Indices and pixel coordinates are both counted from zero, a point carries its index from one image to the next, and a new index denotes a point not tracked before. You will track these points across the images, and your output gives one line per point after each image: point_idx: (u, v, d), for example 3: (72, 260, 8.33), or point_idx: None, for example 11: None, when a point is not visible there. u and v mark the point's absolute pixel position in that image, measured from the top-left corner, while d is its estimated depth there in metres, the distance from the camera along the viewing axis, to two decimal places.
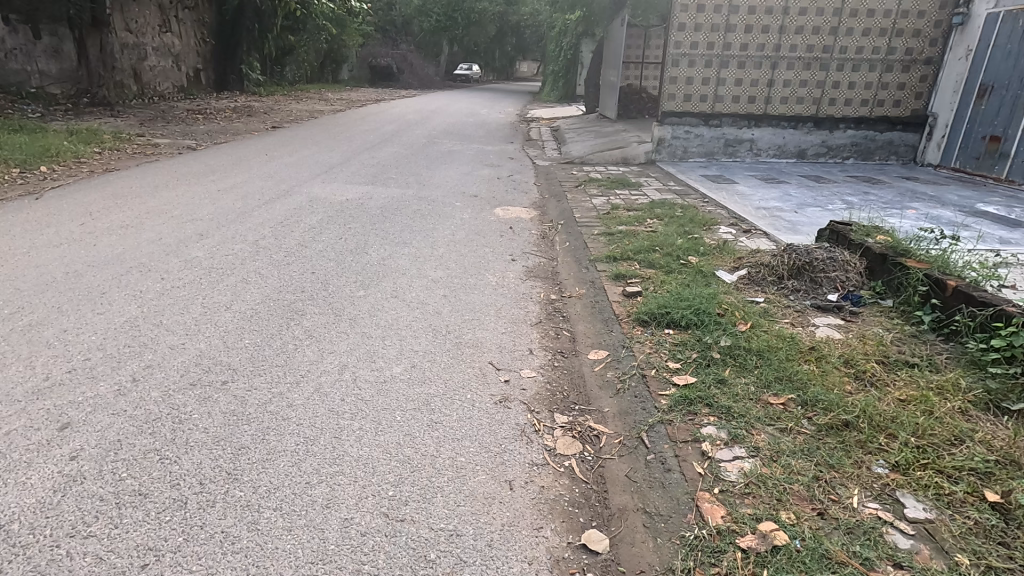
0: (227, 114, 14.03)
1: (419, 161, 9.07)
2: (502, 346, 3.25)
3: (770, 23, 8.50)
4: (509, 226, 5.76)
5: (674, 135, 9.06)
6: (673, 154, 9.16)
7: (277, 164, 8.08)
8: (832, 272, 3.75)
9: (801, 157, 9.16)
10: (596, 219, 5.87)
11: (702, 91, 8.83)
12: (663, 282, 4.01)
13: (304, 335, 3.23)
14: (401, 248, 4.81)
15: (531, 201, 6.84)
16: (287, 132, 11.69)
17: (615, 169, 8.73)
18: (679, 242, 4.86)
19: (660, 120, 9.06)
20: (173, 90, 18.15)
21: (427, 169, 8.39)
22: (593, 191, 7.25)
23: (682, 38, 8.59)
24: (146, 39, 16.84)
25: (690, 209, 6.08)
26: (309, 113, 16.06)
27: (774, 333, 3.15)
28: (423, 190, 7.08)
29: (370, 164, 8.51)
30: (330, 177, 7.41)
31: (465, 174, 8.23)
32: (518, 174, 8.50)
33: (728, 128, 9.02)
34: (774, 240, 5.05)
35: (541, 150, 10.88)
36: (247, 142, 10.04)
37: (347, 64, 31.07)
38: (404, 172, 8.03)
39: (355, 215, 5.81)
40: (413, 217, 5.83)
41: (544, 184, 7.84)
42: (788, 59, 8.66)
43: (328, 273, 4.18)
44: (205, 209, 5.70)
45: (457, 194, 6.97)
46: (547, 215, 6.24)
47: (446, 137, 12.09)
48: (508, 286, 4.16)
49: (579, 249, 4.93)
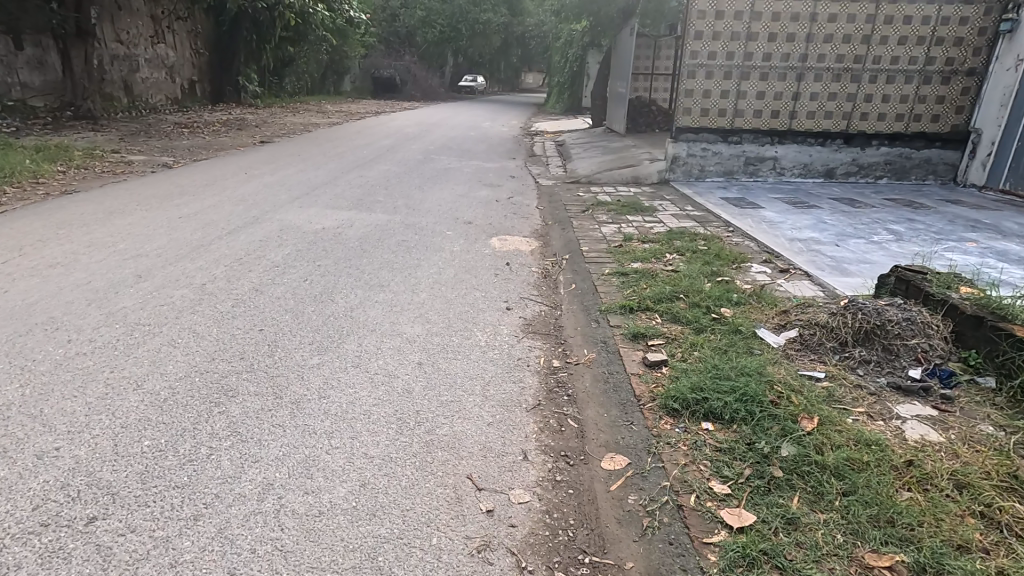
0: (216, 128, 13.40)
1: (411, 181, 8.34)
2: (486, 446, 2.46)
3: (796, 31, 7.75)
4: (505, 261, 5.00)
5: (690, 152, 8.31)
6: (688, 173, 8.41)
7: (253, 186, 7.36)
8: (913, 339, 2.94)
9: (829, 177, 8.38)
10: (606, 253, 5.10)
11: (721, 105, 8.08)
12: (693, 347, 3.20)
13: (225, 431, 2.46)
14: (373, 294, 4.04)
15: (532, 229, 6.09)
16: (274, 147, 11.01)
17: (624, 190, 7.98)
18: (706, 287, 4.06)
19: (674, 136, 8.31)
20: (166, 103, 17.63)
21: (418, 191, 7.65)
22: (602, 216, 6.51)
23: (699, 47, 7.85)
24: (138, 50, 16.32)
25: (714, 241, 5.30)
26: (304, 126, 15.45)
27: (852, 436, 2.35)
28: (411, 215, 6.33)
29: (356, 184, 7.78)
30: (308, 201, 6.68)
31: (459, 196, 7.48)
32: (519, 196, 7.77)
33: (749, 145, 8.26)
34: (818, 283, 4.26)
35: (544, 168, 10.15)
36: (227, 160, 9.35)
37: (348, 75, 30.65)
38: (392, 195, 7.30)
39: (327, 248, 5.05)
40: (394, 251, 5.08)
41: (547, 207, 7.09)
42: (816, 70, 7.89)
43: (278, 332, 3.40)
44: (156, 241, 4.96)
45: (449, 220, 6.22)
46: (550, 247, 5.47)
47: (444, 153, 11.39)
48: (500, 347, 3.38)
49: (587, 294, 4.14)
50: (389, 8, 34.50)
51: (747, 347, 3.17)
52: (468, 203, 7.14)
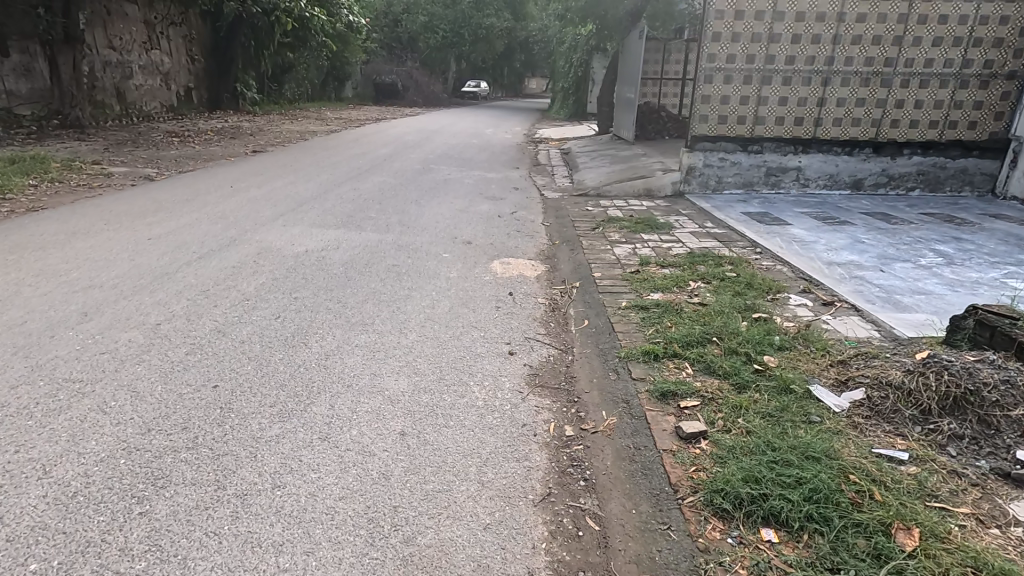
0: (209, 136, 12.95)
1: (407, 194, 7.80)
2: (482, 565, 1.89)
3: (822, 32, 7.19)
4: (507, 290, 4.45)
5: (706, 163, 7.75)
6: (705, 185, 7.85)
7: (236, 201, 6.84)
8: (1016, 410, 2.35)
9: (857, 188, 7.79)
10: (621, 280, 4.53)
11: (740, 111, 7.52)
12: (737, 412, 2.63)
13: (143, 542, 1.90)
14: (354, 336, 3.48)
15: (537, 250, 5.54)
16: (266, 157, 10.52)
17: (636, 204, 7.42)
18: (743, 327, 3.49)
19: (689, 145, 7.75)
20: (161, 110, 17.23)
21: (414, 206, 7.10)
22: (614, 234, 5.95)
23: (716, 50, 7.30)
24: (131, 57, 15.93)
25: (742, 266, 4.73)
26: (300, 134, 14.97)
27: (970, 560, 1.76)
28: (405, 234, 5.78)
29: (347, 199, 7.25)
30: (293, 218, 6.14)
31: (459, 211, 6.93)
32: (524, 210, 7.22)
33: (771, 155, 7.69)
34: (869, 318, 3.69)
35: (549, 178, 9.61)
36: (215, 171, 8.85)
37: (350, 81, 30.34)
38: (387, 210, 6.76)
39: (307, 275, 4.50)
40: (382, 278, 4.52)
41: (554, 224, 6.54)
42: (843, 74, 7.32)
43: (234, 389, 2.84)
44: (118, 267, 4.44)
45: (447, 240, 5.67)
46: (557, 273, 4.90)
47: (444, 162, 10.86)
48: (501, 408, 2.81)
49: (603, 335, 3.58)
50: (391, 13, 34.23)
51: (803, 411, 2.59)
52: (467, 219, 6.59)
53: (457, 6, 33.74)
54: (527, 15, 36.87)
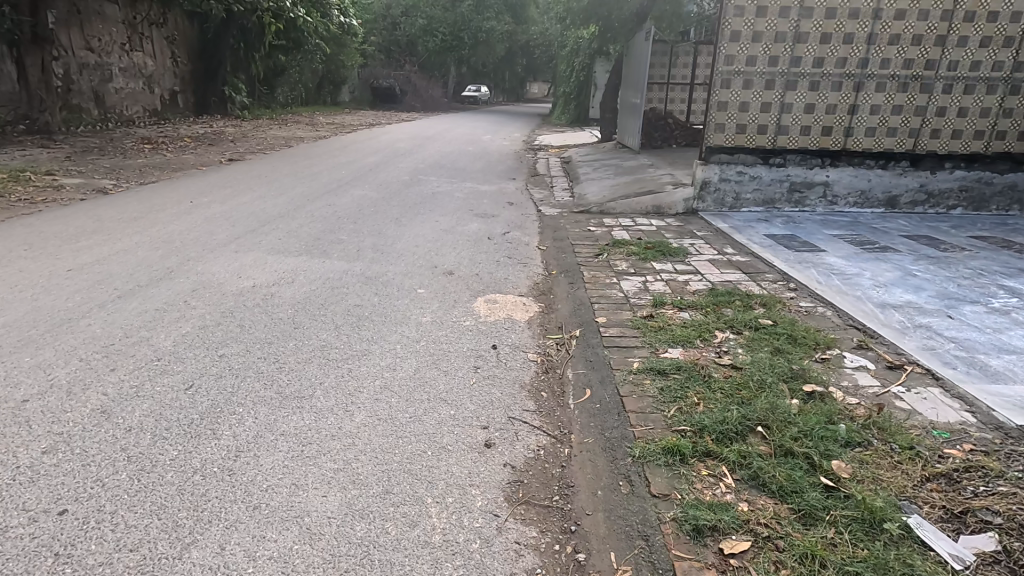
0: (186, 142, 12.17)
1: (387, 211, 6.98)
2: None
3: (855, 31, 6.38)
4: (491, 341, 3.61)
5: (723, 177, 6.93)
6: (720, 202, 7.04)
7: (189, 221, 6.03)
8: None
9: (891, 206, 6.96)
10: (631, 327, 3.70)
11: (761, 120, 6.70)
12: (811, 569, 1.80)
13: None
14: (282, 418, 2.65)
15: (530, 283, 4.72)
16: (242, 166, 9.73)
17: (643, 223, 6.60)
18: (793, 409, 2.64)
19: (703, 157, 6.94)
20: (143, 115, 16.52)
21: (392, 225, 6.27)
22: (621, 262, 5.12)
23: (735, 51, 6.50)
24: (111, 59, 15.23)
25: (778, 311, 3.89)
26: (286, 140, 14.17)
27: None
28: (376, 263, 4.96)
29: (318, 217, 6.44)
30: (249, 242, 5.33)
31: (443, 232, 6.12)
32: (518, 230, 6.41)
33: (795, 169, 6.87)
34: (954, 392, 2.86)
35: (547, 191, 8.79)
36: (180, 183, 8.07)
37: (345, 85, 29.63)
38: (360, 231, 5.95)
39: (245, 320, 3.67)
40: (337, 324, 3.69)
41: (551, 248, 5.72)
42: (878, 78, 6.51)
43: (88, 517, 2.01)
44: (12, 309, 3.62)
45: (426, 269, 4.86)
46: (554, 314, 4.07)
47: (434, 173, 10.05)
48: (466, 550, 1.98)
49: (608, 415, 2.75)
50: (389, 16, 33.65)
51: (908, 575, 1.76)
52: (452, 242, 5.78)
53: (457, 8, 32.97)
54: (528, 18, 36.08)
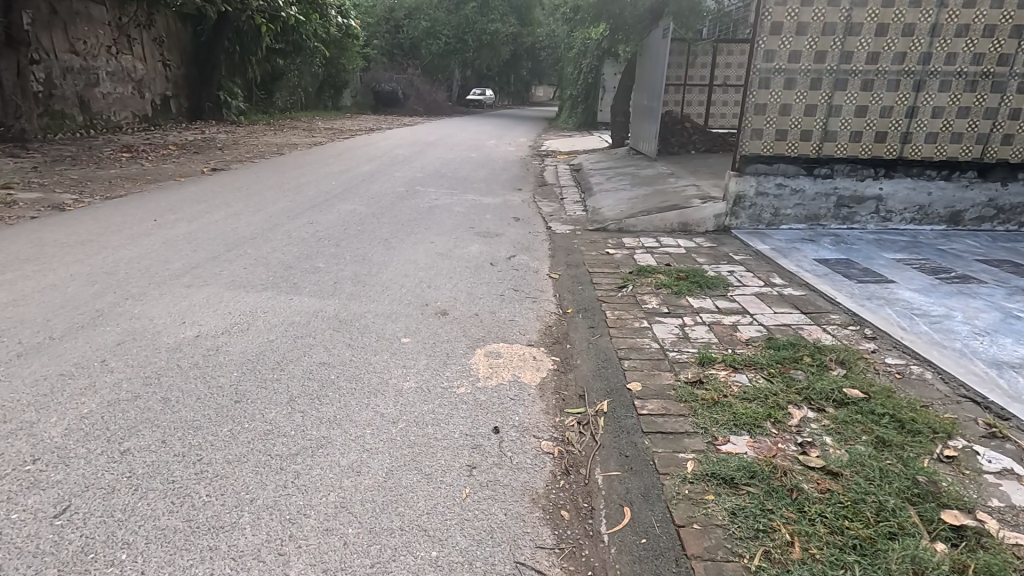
0: (170, 151, 11.41)
1: (376, 230, 6.15)
2: None
3: (915, 21, 5.49)
4: (492, 418, 2.76)
5: (759, 191, 6.08)
6: (756, 219, 6.18)
7: (145, 245, 5.22)
8: None
9: (954, 223, 6.07)
10: (674, 400, 2.83)
11: (804, 125, 5.83)
12: None
13: None
14: (182, 572, 1.81)
15: (541, 327, 3.86)
16: (223, 177, 8.94)
17: (670, 245, 5.75)
18: (942, 564, 1.77)
19: (737, 168, 6.07)
20: (132, 121, 15.81)
21: (378, 248, 5.44)
22: (649, 297, 4.27)
23: (775, 45, 5.64)
24: (97, 63, 14.54)
25: (861, 374, 3.02)
26: (277, 147, 13.39)
27: None
28: (354, 300, 4.12)
29: (296, 238, 5.63)
30: (207, 272, 4.51)
31: (438, 257, 5.29)
32: (526, 254, 5.56)
33: (842, 181, 6.00)
34: None
35: (557, 205, 7.93)
36: (150, 198, 7.28)
37: (346, 88, 28.93)
38: (342, 256, 5.12)
39: (174, 389, 2.84)
40: (292, 395, 2.85)
41: (564, 278, 4.86)
42: (942, 76, 5.61)
43: None
44: None
45: (415, 310, 4.01)
46: (573, 374, 3.22)
47: (433, 183, 9.22)
48: None
49: (662, 566, 1.89)
50: (392, 19, 32.94)
51: None
52: (448, 270, 4.93)
53: (460, 11, 32.15)
54: (534, 20, 35.18)
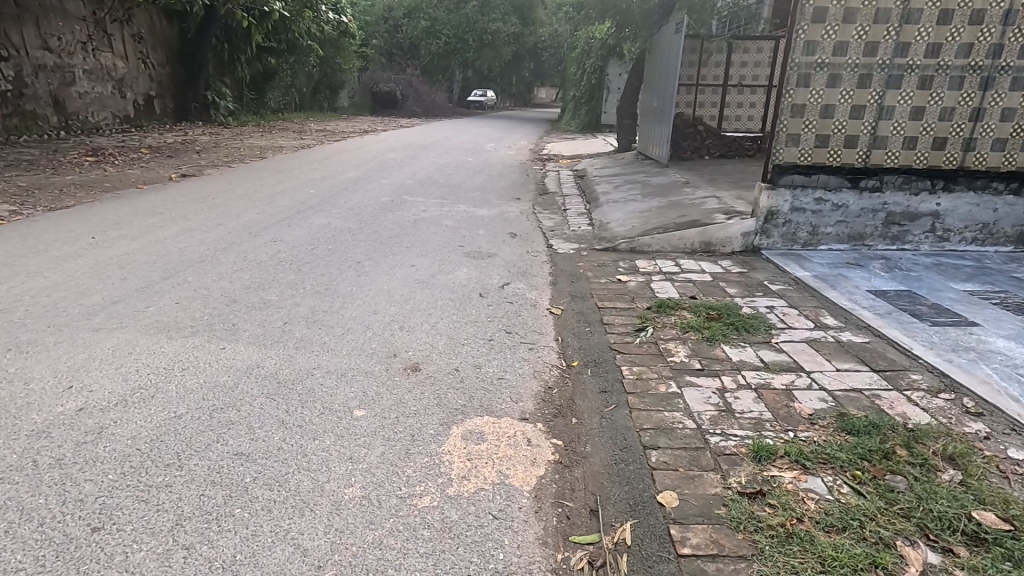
0: (142, 154, 10.60)
1: (349, 248, 5.32)
2: None
3: (986, 6, 4.63)
4: (464, 556, 1.90)
5: (795, 206, 5.22)
6: (790, 238, 5.32)
7: (68, 270, 4.39)
8: None
9: (1021, 245, 5.23)
10: (727, 527, 1.98)
11: (850, 129, 4.98)
12: None
13: None
14: None
15: (539, 388, 3.02)
16: (191, 185, 8.11)
17: (692, 270, 4.91)
18: None
19: (770, 179, 5.21)
20: (112, 122, 15.01)
21: (347, 274, 4.60)
22: (674, 345, 3.42)
23: (818, 35, 4.78)
24: (73, 61, 13.76)
25: (985, 481, 2.16)
26: (261, 151, 12.56)
27: None
28: (303, 350, 3.28)
29: (252, 260, 4.79)
30: (129, 308, 3.68)
31: (418, 285, 4.46)
32: (523, 282, 4.72)
33: (893, 195, 5.14)
34: None
35: (560, 218, 7.09)
36: (100, 208, 6.47)
37: (343, 89, 28.16)
38: (300, 286, 4.28)
39: (16, 505, 2.01)
40: (182, 514, 2.02)
41: (567, 314, 4.01)
42: (1015, 72, 4.75)
43: None
44: None
45: (379, 363, 3.18)
46: (580, 470, 2.37)
47: (423, 191, 8.39)
48: None
49: None
50: (392, 18, 32.16)
51: None
52: (426, 303, 4.09)
53: (461, 10, 31.31)
54: (536, 20, 34.33)
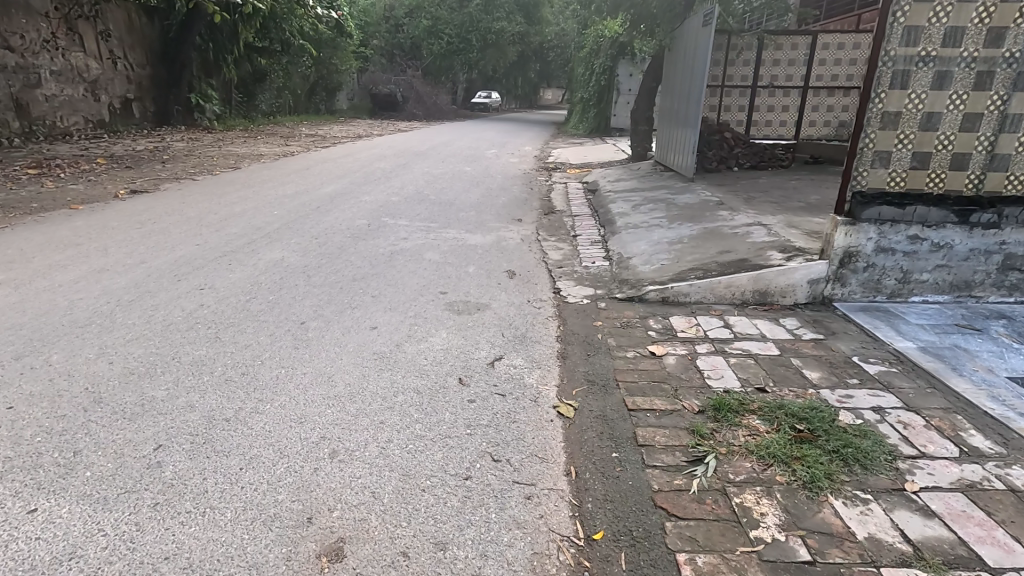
0: (95, 165, 9.36)
1: (295, 298, 4.12)
2: None
3: None
4: None
5: (881, 247, 3.96)
6: (871, 288, 4.06)
7: None
8: None
9: None
10: None
11: (960, 146, 3.73)
12: None
13: None
14: None
15: None
16: (135, 205, 6.91)
17: (748, 335, 3.65)
18: None
19: (848, 211, 3.95)
20: (84, 127, 13.90)
21: (280, 345, 3.38)
22: (754, 497, 2.17)
23: (921, 18, 3.53)
24: (38, 61, 12.66)
25: None
26: (237, 159, 11.36)
27: None
28: (163, 512, 2.06)
29: (155, 322, 3.57)
30: None
31: (374, 364, 3.24)
32: (520, 353, 3.49)
33: (1014, 233, 3.88)
34: None
35: (569, 248, 5.87)
36: (4, 238, 5.26)
37: (340, 91, 27.07)
38: (207, 369, 3.07)
39: None
40: None
41: (583, 420, 2.77)
42: None
43: None
44: None
45: (279, 540, 1.97)
46: None
47: (408, 210, 7.19)
48: None
49: None
50: (392, 18, 31.02)
51: None
52: (379, 399, 2.87)
53: (463, 9, 30.07)
54: (542, 19, 33.04)
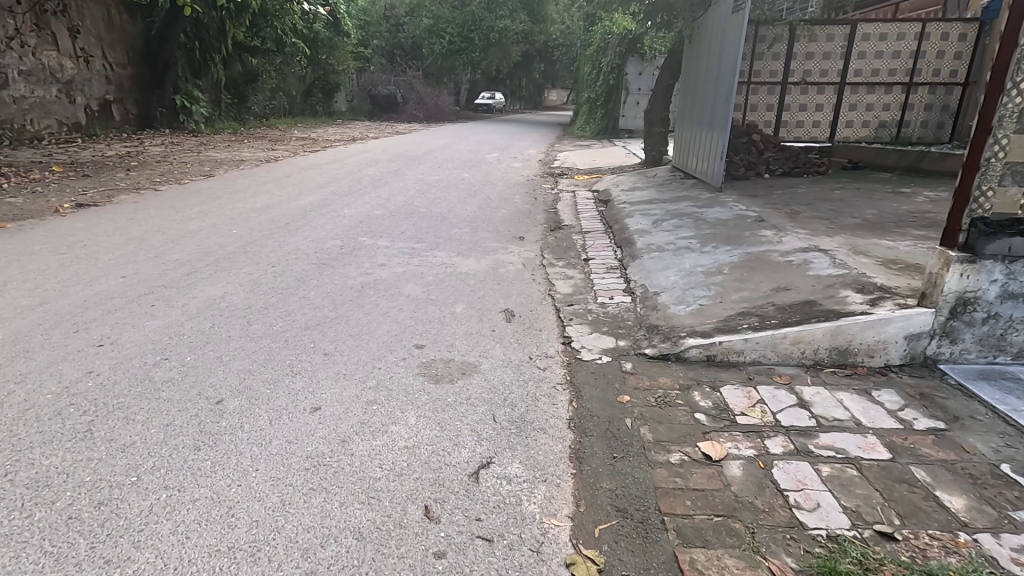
0: (48, 174, 8.39)
1: (220, 360, 3.11)
2: None
3: None
4: None
5: (1007, 292, 2.95)
6: (991, 345, 3.04)
7: None
8: None
9: None
10: None
11: None
12: None
13: None
14: None
15: None
16: (73, 222, 5.94)
17: (836, 420, 2.62)
18: None
19: (966, 244, 2.92)
20: (58, 130, 13.01)
21: (173, 447, 2.37)
22: None
23: None
24: (5, 60, 11.77)
25: None
26: (213, 165, 10.41)
27: None
28: None
29: (7, 407, 2.56)
30: None
31: (304, 478, 2.23)
32: (517, 453, 2.46)
33: None
34: None
35: (580, 276, 4.87)
36: None
37: (338, 92, 26.16)
38: (47, 497, 2.06)
39: None
40: None
41: None
42: None
43: None
44: None
45: None
46: None
47: (391, 227, 6.19)
48: None
49: None
50: (392, 17, 30.05)
51: None
52: (297, 556, 1.86)
53: (466, 7, 29.05)
54: (547, 17, 31.96)
